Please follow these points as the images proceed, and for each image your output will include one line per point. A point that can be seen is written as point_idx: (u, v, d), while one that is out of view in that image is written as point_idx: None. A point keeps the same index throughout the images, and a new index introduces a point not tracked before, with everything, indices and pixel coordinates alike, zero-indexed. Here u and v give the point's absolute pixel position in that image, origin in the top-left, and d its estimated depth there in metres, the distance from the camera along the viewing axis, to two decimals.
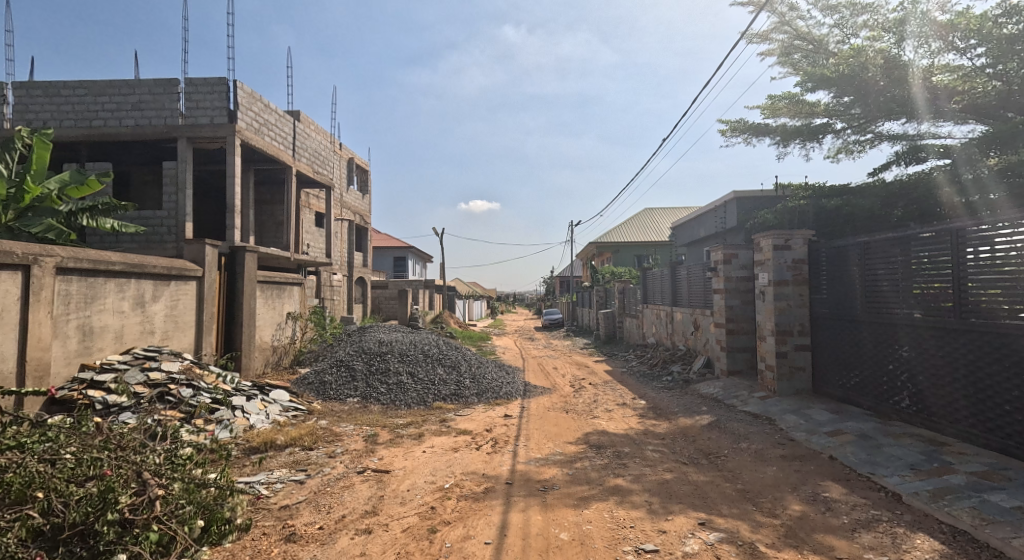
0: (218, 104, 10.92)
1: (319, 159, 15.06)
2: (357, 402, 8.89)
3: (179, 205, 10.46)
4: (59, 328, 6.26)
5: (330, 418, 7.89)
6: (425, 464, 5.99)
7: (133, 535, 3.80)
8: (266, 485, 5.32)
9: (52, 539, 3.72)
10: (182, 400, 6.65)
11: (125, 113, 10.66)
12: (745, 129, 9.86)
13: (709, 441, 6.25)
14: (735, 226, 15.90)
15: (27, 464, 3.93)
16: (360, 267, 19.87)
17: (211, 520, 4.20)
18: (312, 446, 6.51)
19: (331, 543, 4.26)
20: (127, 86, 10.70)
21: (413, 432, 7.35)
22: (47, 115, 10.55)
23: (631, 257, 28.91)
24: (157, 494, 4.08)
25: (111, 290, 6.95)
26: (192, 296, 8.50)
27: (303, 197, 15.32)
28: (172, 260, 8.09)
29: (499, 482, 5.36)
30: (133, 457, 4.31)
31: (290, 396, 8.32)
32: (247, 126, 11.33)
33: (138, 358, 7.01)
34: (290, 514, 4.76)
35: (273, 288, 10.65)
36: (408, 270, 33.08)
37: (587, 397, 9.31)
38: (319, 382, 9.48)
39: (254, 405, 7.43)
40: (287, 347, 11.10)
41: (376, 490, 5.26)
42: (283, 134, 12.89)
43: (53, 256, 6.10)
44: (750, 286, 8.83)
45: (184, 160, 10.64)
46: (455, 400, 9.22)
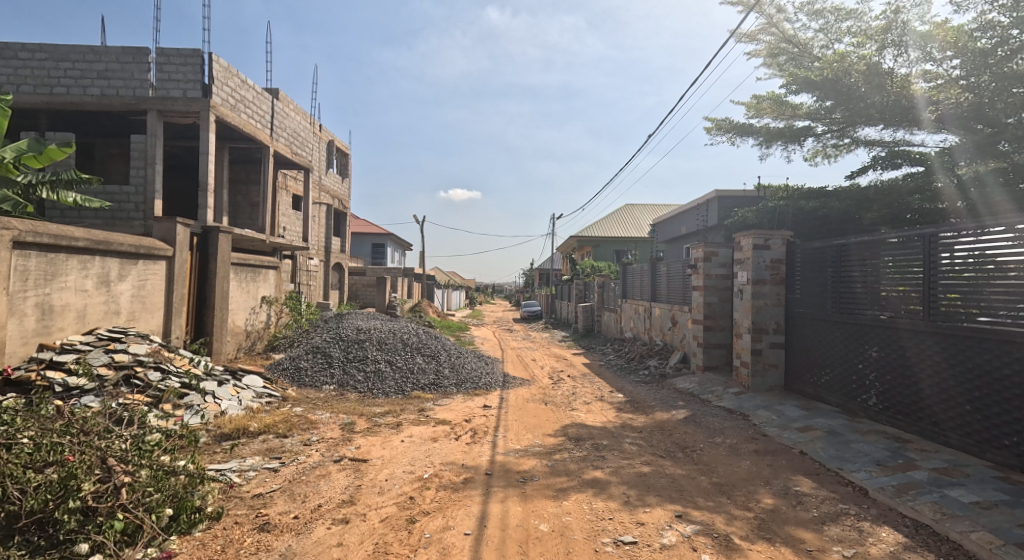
0: (191, 77, 10.67)
1: (297, 140, 14.80)
2: (333, 390, 8.85)
3: (149, 181, 10.21)
4: (16, 306, 6.10)
5: (305, 406, 7.84)
6: (404, 453, 6.00)
7: (97, 524, 3.77)
8: (238, 472, 5.29)
9: (8, 527, 3.63)
10: (150, 384, 6.54)
11: (91, 82, 10.32)
12: (729, 127, 9.98)
13: (685, 435, 6.39)
14: (716, 224, 16.19)
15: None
16: (338, 253, 19.65)
17: (180, 508, 4.20)
18: (287, 433, 6.46)
19: (307, 533, 4.26)
20: (93, 53, 10.33)
21: (391, 420, 7.34)
22: (5, 79, 10.16)
23: (611, 252, 29.03)
24: (122, 481, 4.05)
25: (73, 267, 6.78)
26: (161, 276, 8.31)
27: (279, 178, 15.07)
28: (141, 239, 7.91)
29: (478, 472, 5.41)
30: (97, 442, 4.24)
31: (265, 382, 8.25)
32: (222, 102, 11.11)
33: (102, 340, 6.86)
34: (263, 502, 4.73)
35: (247, 271, 10.47)
36: (386, 258, 32.84)
37: (565, 388, 9.42)
38: (294, 368, 9.42)
39: (226, 391, 7.35)
40: (261, 332, 10.95)
41: (354, 479, 5.26)
42: (259, 113, 12.66)
43: (10, 230, 5.93)
44: (729, 283, 8.97)
45: (154, 135, 10.35)
46: (433, 389, 9.23)
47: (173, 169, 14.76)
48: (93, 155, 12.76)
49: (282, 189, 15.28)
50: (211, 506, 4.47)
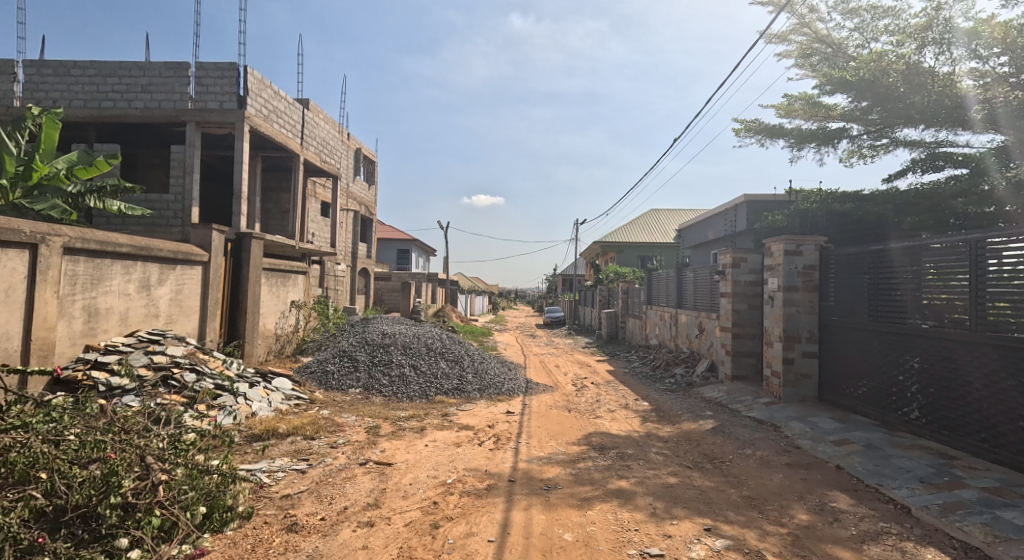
0: (228, 90, 10.84)
1: (326, 148, 15.01)
2: (359, 393, 8.88)
3: (187, 189, 10.45)
4: (65, 308, 6.25)
5: (332, 408, 7.87)
6: (427, 458, 5.97)
7: (135, 520, 3.81)
8: (268, 473, 5.30)
9: (54, 520, 3.70)
10: (186, 386, 6.60)
11: (136, 96, 10.63)
12: (759, 130, 9.76)
13: (714, 446, 6.22)
14: (745, 229, 15.88)
15: (31, 443, 3.89)
16: (364, 259, 19.83)
17: (212, 507, 4.21)
18: (315, 435, 6.48)
19: (333, 535, 4.22)
20: (138, 68, 10.65)
21: (415, 425, 7.31)
22: (57, 94, 10.48)
23: (635, 257, 28.78)
24: (160, 479, 4.06)
25: (117, 272, 6.91)
26: (197, 281, 8.45)
27: (309, 185, 15.30)
28: (179, 245, 8.03)
29: (502, 479, 5.34)
30: (137, 440, 4.24)
31: (292, 384, 8.32)
32: (257, 112, 11.32)
33: (143, 341, 7.00)
34: (291, 503, 4.73)
35: (278, 276, 10.60)
36: (411, 264, 33.07)
37: (589, 396, 9.30)
38: (321, 371, 9.48)
39: (257, 392, 7.40)
40: (291, 335, 11.06)
41: (379, 482, 5.23)
42: (291, 123, 12.87)
43: (61, 236, 6.08)
44: (758, 290, 8.73)
45: (193, 146, 10.58)
46: (457, 394, 9.19)
47: (206, 176, 15.07)
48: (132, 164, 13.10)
49: (312, 196, 15.49)
50: (242, 505, 4.48)
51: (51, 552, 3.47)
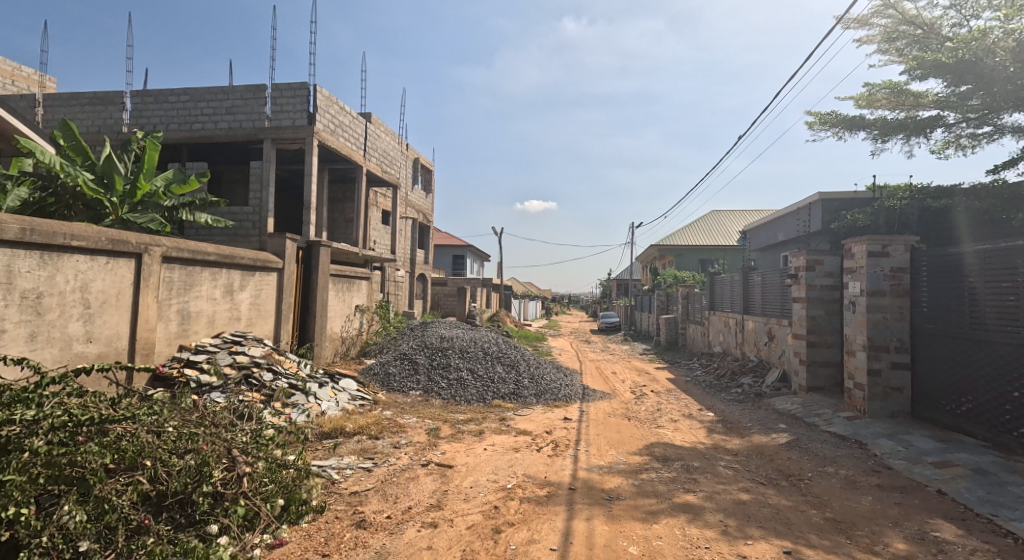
0: (298, 107, 11.27)
1: (387, 159, 15.28)
2: (419, 395, 8.86)
3: (263, 203, 11.07)
4: (163, 312, 6.48)
5: (395, 410, 7.85)
6: (487, 462, 5.82)
7: (224, 508, 3.89)
8: (336, 470, 5.30)
9: (157, 504, 3.77)
10: (264, 384, 6.75)
11: (221, 117, 11.30)
12: (837, 122, 9.18)
13: (789, 462, 5.78)
14: (820, 229, 15.03)
15: (136, 433, 3.86)
16: (422, 264, 20.05)
17: (290, 499, 4.24)
18: (379, 435, 6.45)
19: (399, 533, 4.14)
20: (223, 92, 11.31)
21: (474, 428, 7.19)
22: (157, 119, 11.38)
23: (695, 261, 27.88)
24: (244, 471, 4.17)
25: (206, 278, 7.15)
26: (272, 286, 8.66)
27: (372, 196, 15.60)
28: (258, 253, 8.25)
29: (562, 487, 5.12)
30: (223, 434, 4.35)
31: (358, 386, 8.39)
32: (325, 127, 11.71)
33: (227, 342, 7.24)
34: (359, 500, 4.69)
35: (343, 282, 10.76)
36: (465, 269, 33.29)
37: (649, 404, 8.92)
38: (384, 373, 9.52)
39: (325, 392, 7.49)
40: (355, 337, 11.19)
41: (440, 484, 5.12)
42: (354, 135, 13.15)
43: (160, 246, 6.31)
44: (836, 294, 8.15)
45: (268, 161, 11.13)
46: (513, 399, 9.03)
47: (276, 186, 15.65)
48: (217, 180, 13.77)
49: (374, 206, 15.76)
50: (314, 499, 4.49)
51: (154, 533, 3.53)
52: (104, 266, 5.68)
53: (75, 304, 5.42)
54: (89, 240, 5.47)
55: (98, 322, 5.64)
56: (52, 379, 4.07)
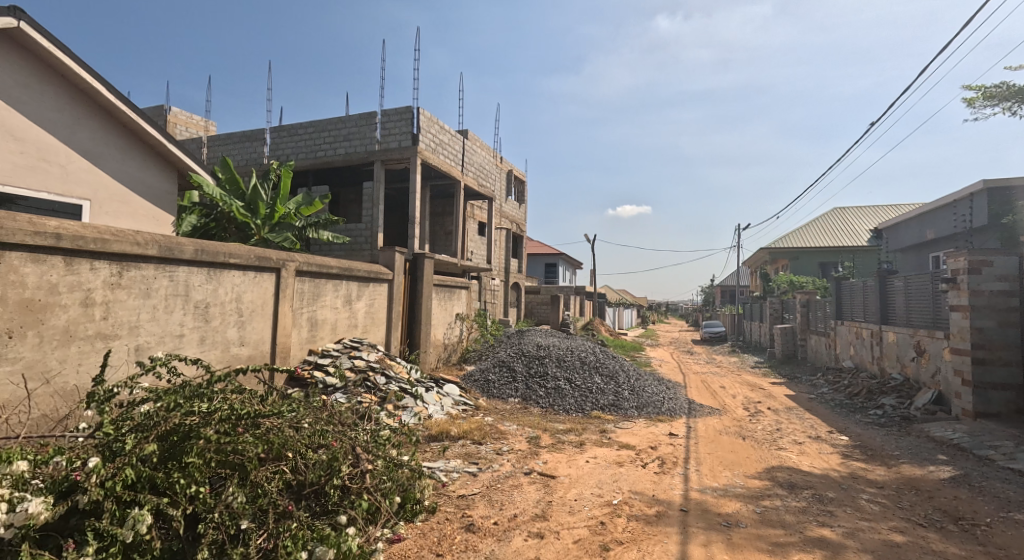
0: (404, 130, 11.76)
1: (484, 171, 15.31)
2: (518, 403, 8.56)
3: (374, 220, 11.69)
4: (296, 319, 6.87)
5: (496, 416, 7.59)
6: (590, 475, 5.41)
7: (350, 500, 3.96)
8: (444, 472, 5.20)
9: (297, 492, 3.89)
10: (378, 387, 6.96)
11: (339, 144, 12.21)
12: (1007, 95, 7.88)
13: (955, 501, 4.83)
14: (986, 223, 13.12)
15: (281, 428, 4.03)
16: (516, 273, 19.95)
17: (406, 498, 4.29)
18: (481, 441, 6.21)
19: (507, 540, 4.05)
20: (340, 122, 12.22)
21: (574, 439, 6.75)
22: (288, 150, 12.67)
23: (814, 266, 25.64)
24: (367, 467, 4.20)
25: (329, 289, 7.41)
26: (384, 295, 8.72)
27: (468, 209, 15.76)
28: (372, 265, 8.41)
29: (672, 507, 4.62)
30: (348, 433, 4.38)
31: (461, 391, 8.25)
32: (426, 147, 12.08)
33: (346, 348, 7.43)
34: (467, 504, 4.62)
35: (445, 291, 10.72)
36: (559, 277, 32.94)
37: (766, 423, 8.02)
38: (484, 380, 9.32)
39: (431, 396, 7.41)
40: (455, 344, 11.12)
41: (544, 495, 4.86)
42: (453, 152, 13.30)
43: (293, 262, 6.68)
44: (1011, 302, 6.90)
45: (378, 181, 11.75)
46: (614, 411, 8.45)
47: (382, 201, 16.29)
48: (336, 200, 14.56)
49: (470, 219, 15.84)
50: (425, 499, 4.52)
51: (296, 519, 3.61)
52: (252, 279, 6.17)
53: (231, 313, 5.94)
54: (242, 258, 5.98)
55: (249, 328, 6.15)
56: (217, 377, 4.44)
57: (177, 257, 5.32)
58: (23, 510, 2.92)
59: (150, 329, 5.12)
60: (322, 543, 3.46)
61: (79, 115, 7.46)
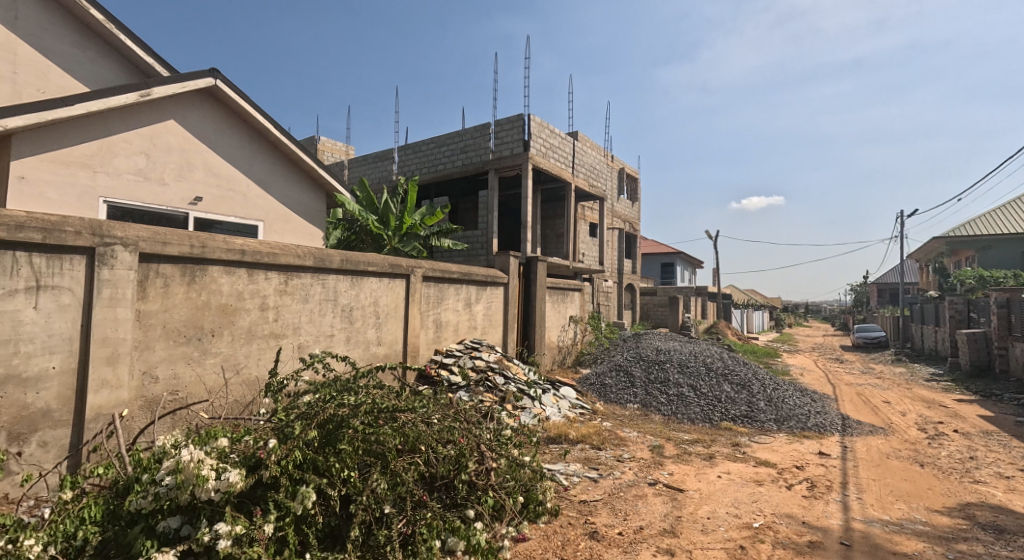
0: (516, 137, 11.44)
1: (594, 172, 14.52)
2: (637, 409, 7.74)
3: (489, 227, 11.45)
4: (424, 320, 6.62)
5: (614, 421, 6.86)
6: (725, 492, 4.54)
7: (476, 496, 3.55)
8: (564, 475, 4.61)
9: (431, 484, 3.57)
10: (497, 387, 6.49)
11: (457, 156, 12.26)
12: None
13: None
14: None
15: (416, 421, 3.75)
16: (631, 275, 18.92)
17: (528, 498, 3.74)
18: (601, 445, 5.54)
19: (635, 554, 3.47)
20: (458, 135, 12.28)
21: (702, 450, 5.80)
22: (413, 166, 13.09)
23: (1018, 254, 21.53)
24: (492, 464, 3.77)
25: (452, 292, 7.08)
26: (500, 298, 8.27)
27: (580, 209, 15.22)
28: (490, 267, 8.00)
29: (833, 540, 3.73)
30: (472, 428, 3.99)
31: (578, 395, 7.59)
32: (537, 151, 11.63)
33: (468, 348, 7.09)
34: (590, 510, 4.03)
35: (559, 292, 10.12)
36: (677, 278, 31.12)
37: (950, 448, 6.49)
38: (599, 384, 8.59)
39: (548, 398, 6.88)
40: (569, 348, 10.45)
41: (671, 508, 4.14)
42: (564, 155, 12.75)
43: (420, 268, 6.42)
44: None
45: (491, 189, 11.51)
46: (748, 424, 7.33)
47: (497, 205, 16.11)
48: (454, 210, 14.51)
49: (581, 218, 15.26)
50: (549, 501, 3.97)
51: (431, 508, 3.31)
52: (385, 285, 6.01)
53: (370, 315, 5.81)
54: (378, 266, 5.84)
55: (385, 329, 6.00)
56: (361, 373, 4.44)
57: (326, 266, 5.31)
58: (226, 477, 2.90)
59: (310, 328, 5.17)
60: (453, 534, 3.18)
61: (246, 141, 7.59)
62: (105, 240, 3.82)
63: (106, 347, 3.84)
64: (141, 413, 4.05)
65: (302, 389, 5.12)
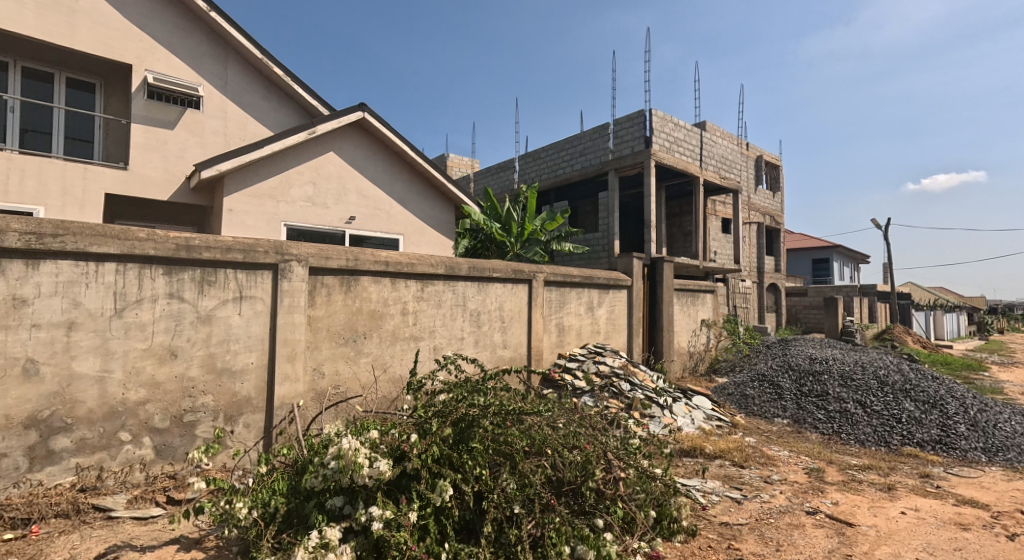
0: (637, 134, 11.59)
1: (726, 164, 14.01)
2: (788, 426, 7.55)
3: (611, 227, 11.66)
4: (547, 324, 7.08)
5: (759, 437, 6.83)
6: (910, 532, 4.26)
7: (604, 505, 3.90)
8: (701, 493, 4.77)
9: (558, 487, 3.94)
10: (622, 393, 6.80)
11: (575, 159, 12.72)
12: None
13: None
14: None
15: (541, 425, 4.18)
16: (772, 274, 18.16)
17: (660, 513, 3.99)
18: (744, 463, 5.59)
19: None
20: (576, 138, 12.75)
21: (878, 480, 5.45)
22: (533, 173, 13.83)
23: None
24: (620, 474, 4.10)
25: (573, 297, 7.49)
26: (623, 302, 8.50)
27: (709, 204, 15.03)
28: (611, 272, 8.29)
29: None
30: (598, 436, 4.31)
31: (714, 404, 7.66)
32: (660, 147, 11.68)
33: (591, 353, 7.45)
34: (734, 534, 4.11)
35: (688, 296, 10.04)
36: (832, 275, 28.64)
37: None
38: (740, 395, 8.55)
39: (679, 407, 7.01)
40: (702, 353, 10.32)
41: (840, 545, 4.02)
42: (691, 148, 12.64)
43: (542, 273, 6.88)
44: None
45: (613, 189, 11.74)
46: (943, 450, 6.57)
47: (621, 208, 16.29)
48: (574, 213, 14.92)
49: (711, 215, 15.11)
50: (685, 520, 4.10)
51: (560, 512, 3.70)
52: (509, 290, 6.55)
53: (495, 320, 6.40)
54: (501, 271, 6.42)
55: (509, 333, 6.55)
56: (489, 375, 4.96)
57: (455, 273, 5.94)
58: (377, 467, 3.47)
59: (443, 331, 5.86)
60: (582, 542, 3.56)
61: (388, 164, 8.56)
62: (286, 257, 4.71)
63: (288, 346, 4.72)
64: (313, 404, 4.91)
65: (438, 387, 5.79)
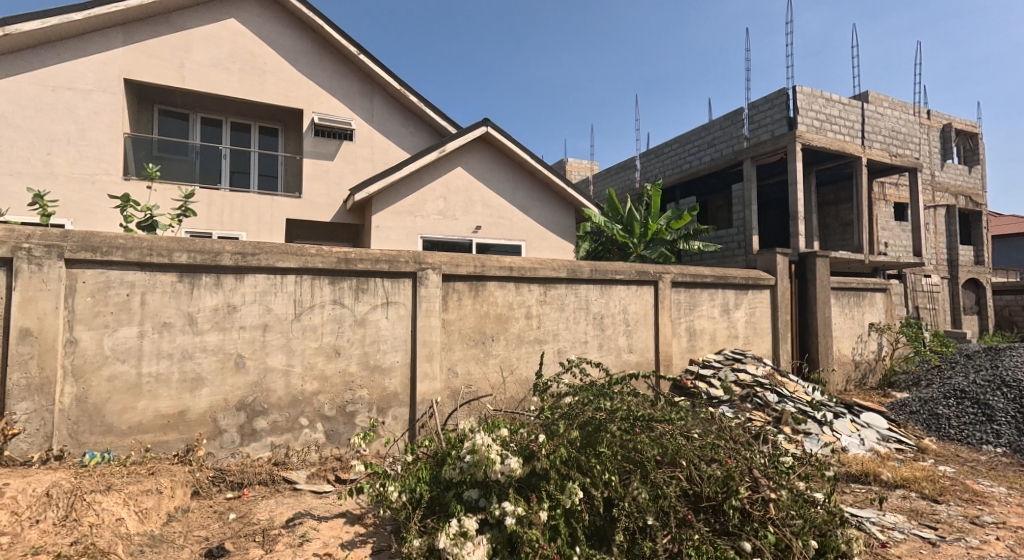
0: (778, 116, 11.11)
1: (899, 139, 12.61)
2: (1004, 454, 6.42)
3: (747, 221, 11.34)
4: (676, 328, 7.14)
5: (956, 465, 6.14)
6: None
7: (753, 528, 3.78)
8: (881, 527, 4.45)
9: (695, 503, 3.94)
10: (768, 404, 6.63)
11: (704, 151, 12.57)
12: None
13: None
14: None
15: (673, 434, 4.23)
16: (967, 266, 16.12)
17: (825, 544, 3.75)
18: (938, 498, 5.11)
19: None
20: (705, 129, 12.60)
21: None
22: (657, 171, 13.91)
23: None
24: (770, 496, 3.94)
25: (705, 299, 7.44)
26: (766, 303, 8.18)
27: (875, 188, 13.77)
28: (749, 270, 8.03)
29: None
30: (743, 452, 4.22)
31: (890, 424, 7.07)
32: (808, 128, 11.09)
33: (728, 359, 7.34)
34: None
35: (852, 295, 9.19)
36: None
37: None
38: (930, 414, 7.53)
39: (844, 425, 6.66)
40: (873, 364, 9.45)
41: None
42: (848, 124, 11.79)
43: (669, 273, 6.96)
44: None
45: (750, 179, 11.36)
46: None
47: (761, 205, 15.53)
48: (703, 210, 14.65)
49: (878, 200, 13.76)
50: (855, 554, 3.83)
51: (697, 530, 3.69)
52: (635, 292, 6.73)
53: (620, 323, 6.59)
54: (625, 273, 6.61)
55: (635, 336, 6.71)
56: (614, 380, 5.09)
57: (578, 276, 6.24)
58: (507, 464, 3.80)
59: (566, 335, 6.17)
60: None
61: (509, 174, 9.06)
62: (422, 266, 5.30)
63: (426, 347, 5.30)
64: (448, 401, 5.46)
65: (562, 390, 6.12)
